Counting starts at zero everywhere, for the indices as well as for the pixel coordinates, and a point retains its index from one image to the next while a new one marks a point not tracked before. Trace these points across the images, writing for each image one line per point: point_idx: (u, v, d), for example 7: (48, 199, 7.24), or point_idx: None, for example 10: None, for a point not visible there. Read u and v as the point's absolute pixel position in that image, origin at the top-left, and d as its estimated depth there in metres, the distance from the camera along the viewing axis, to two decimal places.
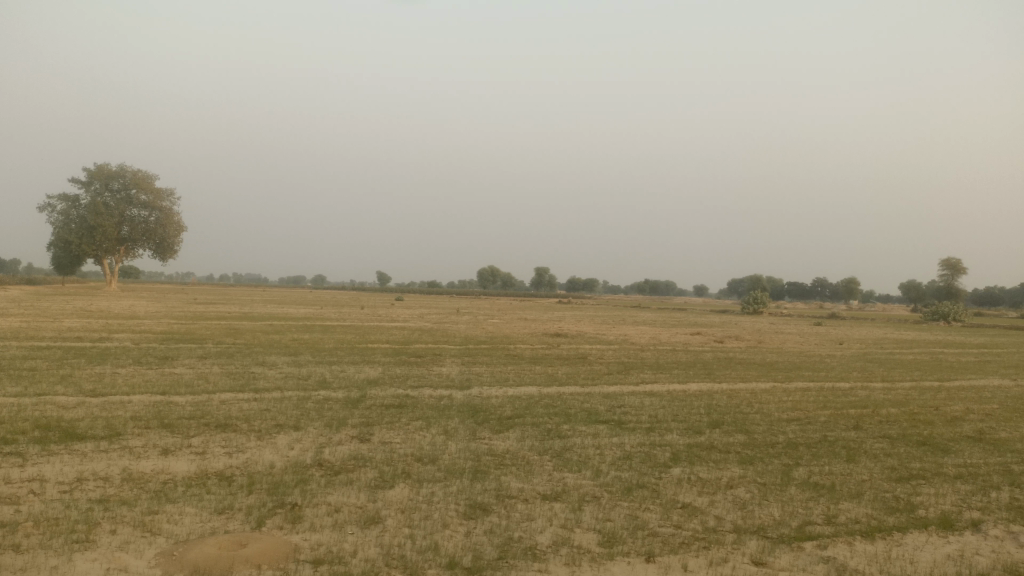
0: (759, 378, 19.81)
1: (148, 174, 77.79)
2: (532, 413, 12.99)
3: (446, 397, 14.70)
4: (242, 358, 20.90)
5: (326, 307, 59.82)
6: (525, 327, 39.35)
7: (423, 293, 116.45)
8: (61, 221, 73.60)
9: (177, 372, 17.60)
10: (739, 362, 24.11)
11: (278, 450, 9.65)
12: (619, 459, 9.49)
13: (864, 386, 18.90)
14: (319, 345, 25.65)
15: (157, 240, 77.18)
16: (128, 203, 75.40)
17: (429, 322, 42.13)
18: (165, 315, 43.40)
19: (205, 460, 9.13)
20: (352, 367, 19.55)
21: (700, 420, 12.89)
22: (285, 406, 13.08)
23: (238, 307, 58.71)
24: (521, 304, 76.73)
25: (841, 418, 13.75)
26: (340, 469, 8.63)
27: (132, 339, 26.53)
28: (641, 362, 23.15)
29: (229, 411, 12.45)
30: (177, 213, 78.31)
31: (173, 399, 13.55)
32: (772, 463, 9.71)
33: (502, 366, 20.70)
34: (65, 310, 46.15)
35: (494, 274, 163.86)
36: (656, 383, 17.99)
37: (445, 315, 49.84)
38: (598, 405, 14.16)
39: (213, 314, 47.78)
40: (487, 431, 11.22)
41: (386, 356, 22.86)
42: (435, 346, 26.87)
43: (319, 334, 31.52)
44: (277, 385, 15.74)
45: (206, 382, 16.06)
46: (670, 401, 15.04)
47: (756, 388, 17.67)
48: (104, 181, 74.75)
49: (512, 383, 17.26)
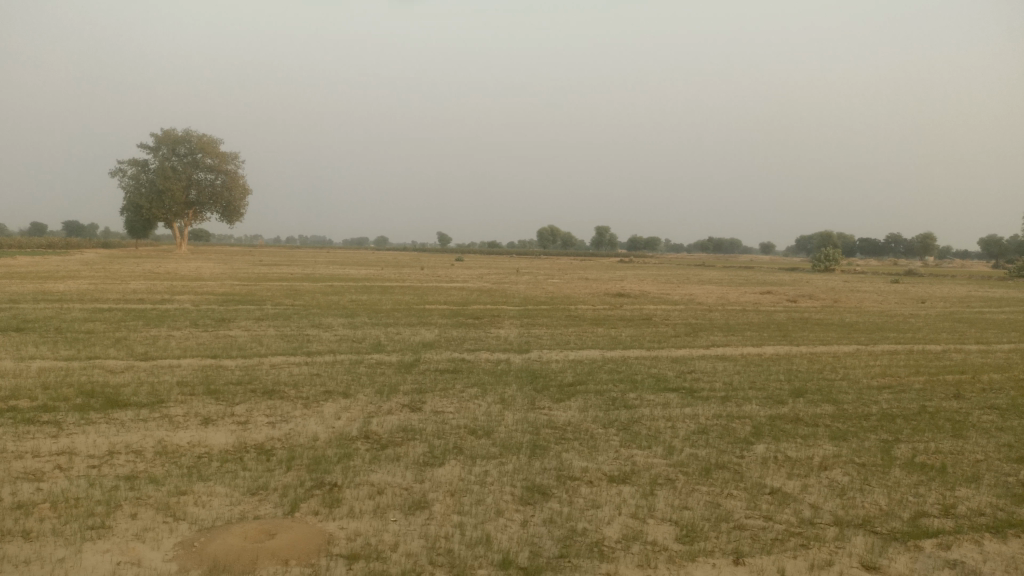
0: (839, 340, 18.44)
1: (213, 138, 78.74)
2: (595, 379, 12.13)
3: (504, 361, 13.94)
4: (298, 320, 20.56)
5: (388, 268, 59.66)
6: (586, 287, 38.31)
7: (485, 253, 116.02)
8: (132, 186, 75.33)
9: (231, 334, 17.29)
10: (815, 323, 22.65)
11: (323, 419, 9.02)
12: (694, 435, 8.55)
13: (958, 350, 17.37)
14: (376, 307, 25.20)
15: (224, 203, 78.53)
16: (195, 167, 76.61)
17: (488, 282, 41.50)
18: (228, 278, 43.87)
19: (245, 430, 8.56)
20: (408, 329, 18.95)
21: (779, 388, 11.80)
22: (336, 371, 12.51)
23: (301, 268, 59.18)
24: (582, 263, 75.53)
25: (938, 385, 12.48)
26: (386, 443, 7.93)
27: (193, 300, 26.61)
28: (710, 323, 21.95)
29: (277, 375, 11.94)
30: (242, 176, 79.27)
31: (223, 362, 13.15)
32: (870, 440, 8.61)
33: (563, 327, 19.83)
34: (136, 273, 47.05)
35: (555, 234, 162.85)
36: (728, 346, 16.84)
37: (505, 275, 49.15)
38: (666, 371, 13.18)
39: (276, 275, 48.16)
40: (547, 400, 10.39)
41: (444, 317, 22.27)
42: (494, 307, 26.18)
43: (379, 295, 31.18)
44: (330, 348, 15.23)
45: (259, 344, 15.66)
46: (745, 366, 13.95)
47: (838, 352, 16.37)
48: (172, 146, 76.07)
49: (573, 345, 16.38)
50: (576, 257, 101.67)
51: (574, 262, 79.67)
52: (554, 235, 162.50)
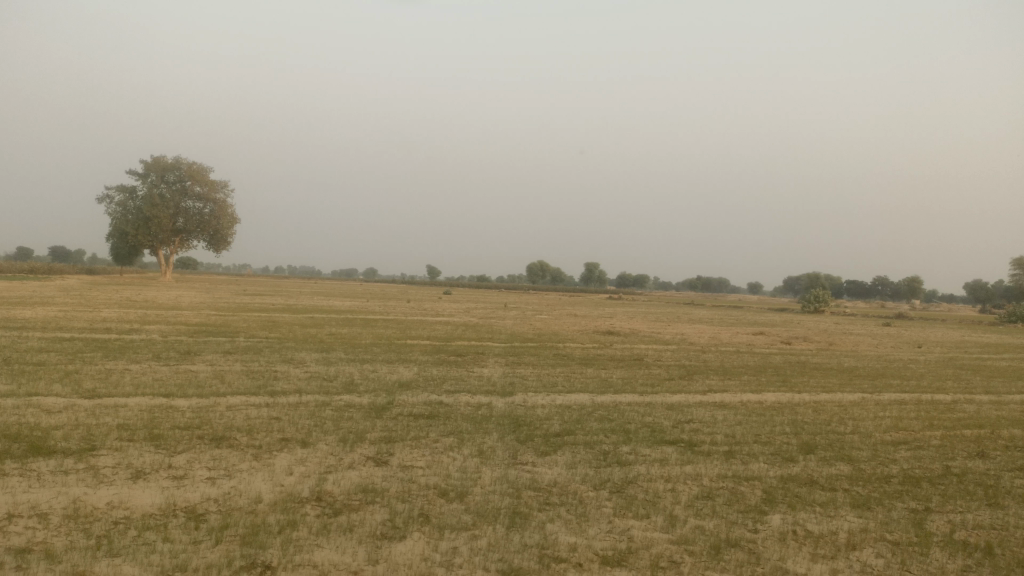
0: (842, 388, 17.35)
1: (202, 166, 77.83)
2: (585, 428, 11.01)
3: (485, 405, 12.79)
4: (269, 354, 19.33)
5: (374, 300, 58.20)
6: (576, 324, 37.18)
7: (473, 286, 114.95)
8: (117, 212, 74.05)
9: (193, 370, 16.05)
10: (815, 368, 21.58)
11: (271, 475, 7.86)
12: (697, 501, 7.44)
13: (969, 400, 16.31)
14: (355, 341, 23.97)
15: (211, 232, 77.27)
16: (183, 195, 75.53)
17: (475, 317, 40.35)
18: (206, 307, 42.37)
19: (179, 487, 7.40)
20: (386, 367, 17.74)
21: (787, 443, 10.70)
22: (298, 414, 11.32)
23: (285, 299, 57.77)
24: (571, 300, 74.44)
25: (959, 441, 11.40)
26: (340, 508, 6.78)
27: (162, 331, 25.29)
28: (705, 365, 20.85)
29: (232, 419, 10.76)
30: (230, 204, 78.23)
31: (175, 402, 11.92)
32: (898, 509, 7.53)
33: (551, 368, 18.67)
34: (112, 300, 45.53)
35: (544, 269, 162.27)
36: (726, 392, 15.74)
37: (493, 310, 48.06)
38: (662, 420, 12.06)
39: (256, 305, 46.80)
40: (530, 453, 9.26)
41: (425, 354, 21.08)
42: (480, 344, 25.01)
43: (360, 328, 29.96)
44: (297, 387, 14.02)
45: (220, 382, 14.44)
46: (747, 416, 12.84)
47: (843, 400, 15.30)
48: (160, 173, 75.08)
49: (561, 388, 15.23)
50: (565, 294, 100.58)
51: (563, 298, 78.77)
52: (543, 271, 162.13)
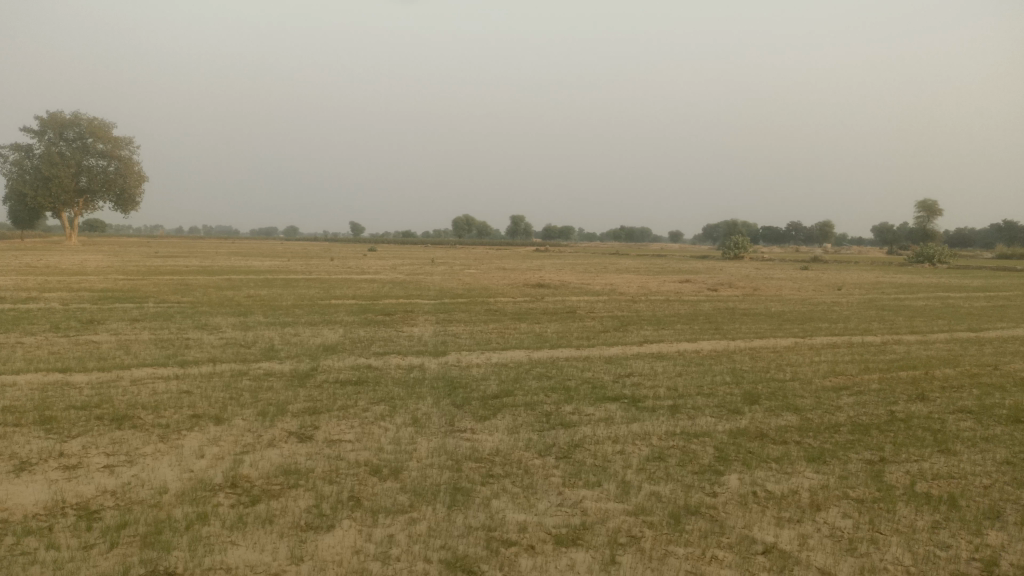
0: (775, 333, 17.33)
1: (104, 122, 73.17)
2: (524, 388, 10.47)
3: (417, 367, 12.07)
4: (182, 320, 18.06)
5: (296, 259, 56.24)
6: (505, 278, 36.66)
7: (399, 242, 112.86)
8: (12, 172, 68.99)
9: (95, 340, 14.74)
10: (745, 314, 21.63)
11: (180, 460, 7.00)
12: (649, 464, 6.96)
13: (897, 341, 16.52)
14: (275, 303, 22.78)
15: (118, 192, 73.04)
16: (85, 153, 70.94)
17: (402, 273, 39.34)
18: (114, 271, 39.95)
19: (71, 479, 6.47)
20: (309, 329, 16.76)
21: (730, 394, 10.41)
22: (212, 386, 10.39)
23: (201, 260, 55.22)
24: (498, 253, 73.85)
25: (896, 384, 11.37)
26: (260, 496, 6.02)
27: (63, 298, 23.44)
28: (638, 315, 20.62)
29: (136, 395, 9.74)
30: (137, 162, 73.99)
31: (71, 378, 10.76)
32: (853, 462, 7.24)
33: (483, 324, 18.06)
34: (9, 267, 42.38)
35: (469, 223, 161.10)
36: (662, 342, 15.46)
37: (420, 265, 47.05)
38: (602, 375, 11.62)
39: (170, 268, 44.42)
40: (468, 419, 8.65)
41: (351, 314, 20.14)
42: (408, 301, 24.16)
43: (282, 289, 28.61)
44: (212, 356, 12.98)
45: (125, 353, 13.25)
46: (686, 366, 12.54)
47: (778, 346, 15.23)
48: (58, 130, 70.30)
49: (496, 345, 14.64)
50: (493, 247, 99.95)
51: (491, 252, 78.16)
52: (469, 225, 160.88)
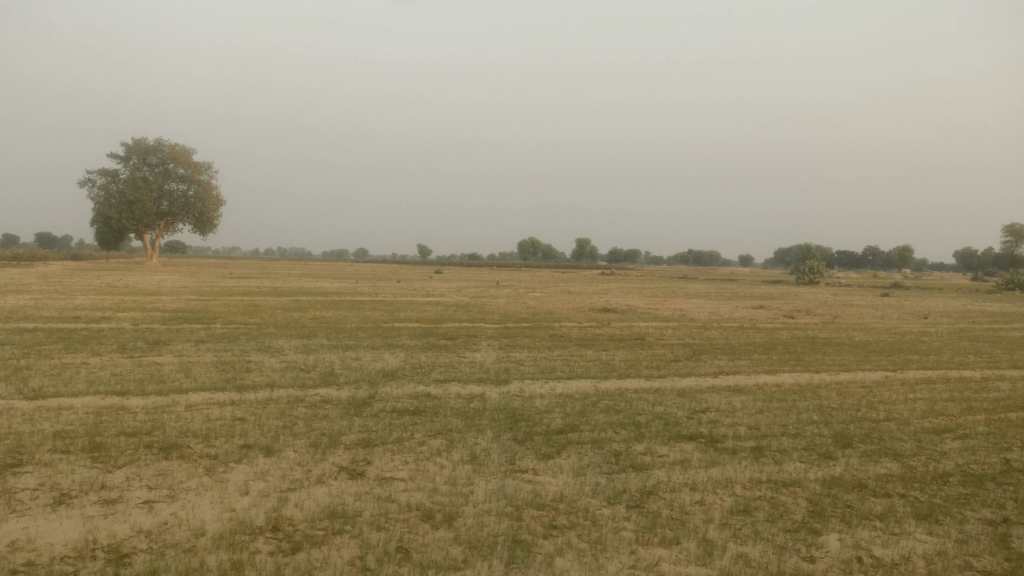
0: (861, 366, 16.10)
1: (185, 147, 75.87)
2: (590, 422, 9.77)
3: (478, 397, 11.48)
4: (244, 342, 17.95)
5: (363, 281, 56.90)
6: (570, 302, 35.91)
7: (465, 265, 113.11)
8: (99, 195, 72.00)
9: (158, 362, 14.66)
10: (826, 344, 20.34)
11: (223, 498, 6.56)
12: (733, 518, 6.18)
13: (1000, 376, 15.12)
14: (338, 326, 22.61)
15: (197, 215, 75.32)
16: (167, 177, 73.57)
17: (467, 296, 39.04)
18: (187, 292, 40.85)
19: (108, 516, 6.09)
20: (370, 354, 16.39)
21: (818, 435, 9.46)
22: (266, 413, 10.02)
23: (271, 281, 56.30)
24: (563, 277, 73.08)
25: (1007, 427, 10.20)
26: (303, 544, 5.51)
27: (135, 318, 23.79)
28: (711, 344, 19.59)
29: (189, 422, 9.42)
30: (215, 186, 76.34)
31: (128, 402, 10.55)
32: (971, 522, 6.30)
33: (548, 351, 17.39)
34: (91, 286, 43.80)
35: (535, 246, 161.10)
36: (738, 374, 14.49)
37: (484, 288, 46.70)
38: (675, 409, 10.81)
39: (241, 288, 45.23)
40: (531, 458, 8.00)
41: (414, 338, 19.75)
42: (472, 325, 23.69)
43: (347, 311, 28.55)
44: (270, 380, 12.69)
45: (185, 376, 13.08)
46: (768, 402, 11.58)
47: (866, 381, 14.07)
48: (143, 155, 73.04)
49: (560, 374, 13.93)
50: (558, 270, 99.23)
51: (557, 275, 77.51)
52: (535, 248, 160.74)
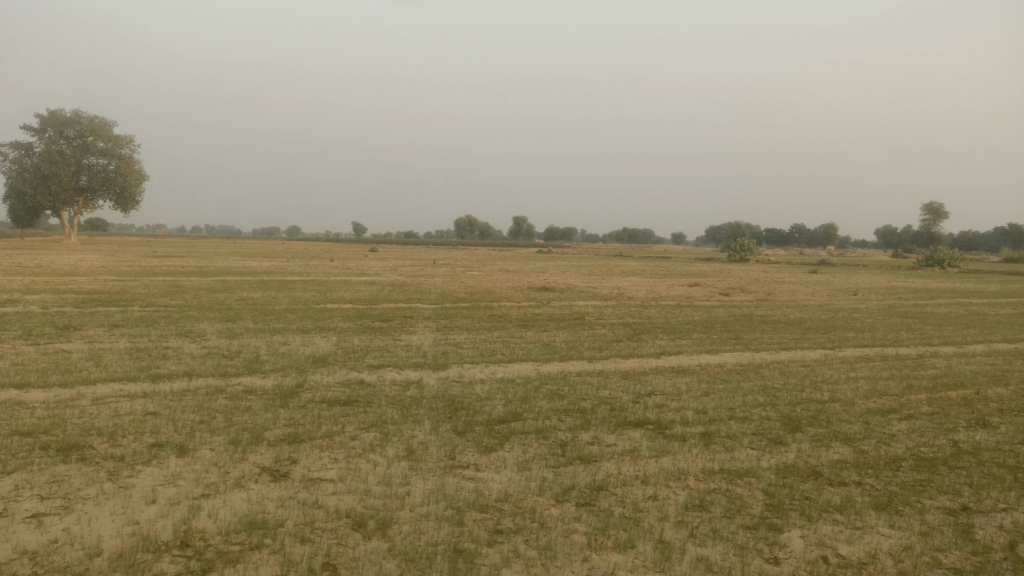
0: (800, 344, 16.09)
1: (104, 120, 72.03)
2: (533, 410, 9.30)
3: (414, 383, 10.87)
4: (164, 327, 16.83)
5: (295, 260, 55.19)
6: (508, 281, 35.40)
7: (400, 243, 111.46)
8: (10, 170, 67.84)
9: (66, 349, 13.53)
10: (764, 322, 20.38)
11: (126, 509, 5.83)
12: (689, 515, 5.79)
13: (934, 353, 15.28)
14: (267, 307, 21.55)
15: (118, 191, 71.80)
16: (85, 151, 69.80)
17: (402, 275, 38.11)
18: (105, 272, 38.71)
19: None
20: (300, 338, 15.55)
21: (767, 419, 9.21)
22: (182, 407, 9.22)
23: (198, 261, 54.05)
24: (500, 255, 72.58)
25: (948, 407, 10.17)
26: (215, 563, 4.85)
27: (46, 301, 22.23)
28: (651, 323, 19.38)
29: (94, 418, 8.56)
30: (137, 160, 72.84)
31: (26, 396, 9.57)
32: (931, 512, 6.05)
33: (487, 332, 16.85)
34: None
35: (471, 224, 160.07)
36: (681, 354, 14.25)
37: (421, 267, 45.81)
38: (619, 393, 10.44)
39: (164, 269, 43.19)
40: (472, 452, 7.47)
41: (347, 320, 18.93)
42: (408, 305, 22.96)
43: (277, 292, 27.36)
44: (189, 368, 11.80)
45: (95, 365, 12.06)
46: (712, 383, 11.32)
47: (807, 360, 14.00)
48: (58, 128, 69.14)
49: (500, 357, 13.42)
50: (494, 248, 98.65)
51: (494, 253, 77.01)
52: (471, 226, 159.64)
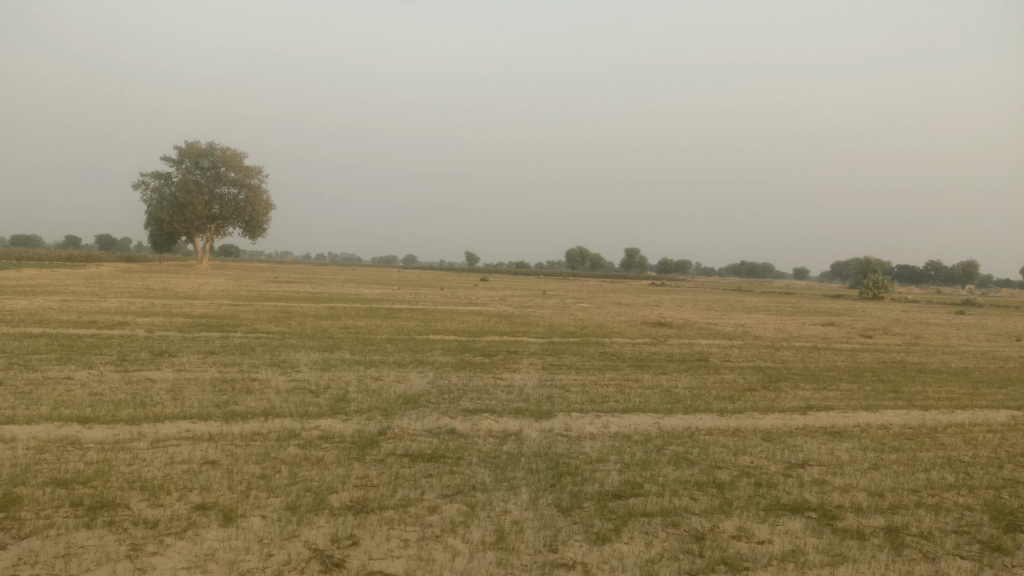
0: (976, 401, 13.41)
1: (236, 151, 75.20)
2: (656, 481, 7.49)
3: (513, 436, 9.27)
4: (258, 355, 16.03)
5: (405, 288, 55.55)
6: (621, 315, 33.38)
7: (511, 273, 111.26)
8: (152, 198, 71.84)
9: (150, 378, 12.77)
10: (921, 372, 17.55)
11: None
12: None
13: None
14: (368, 337, 20.58)
15: (247, 218, 74.75)
16: (218, 181, 73.05)
17: (511, 306, 36.84)
18: (223, 297, 39.46)
19: None
20: (395, 373, 14.26)
21: (967, 510, 7.03)
22: (245, 455, 7.99)
23: (314, 287, 54.90)
24: (612, 287, 70.48)
25: None
26: None
27: (155, 325, 22.14)
28: (786, 368, 16.99)
29: (144, 468, 7.42)
30: (264, 190, 75.67)
31: (84, 435, 8.60)
32: None
33: (598, 373, 15.03)
34: (129, 289, 43.18)
35: (583, 255, 158.58)
36: (831, 410, 11.98)
37: (531, 298, 44.48)
38: (763, 462, 8.44)
39: (279, 294, 43.80)
40: (580, 543, 5.77)
41: (447, 354, 17.59)
42: (515, 339, 21.45)
43: (382, 321, 26.56)
44: (268, 406, 10.66)
45: (172, 398, 11.12)
46: (880, 453, 9.11)
47: (992, 423, 11.41)
48: (195, 159, 72.72)
49: (613, 405, 11.63)
50: (607, 280, 96.30)
51: (607, 285, 74.99)
52: (583, 256, 158.39)
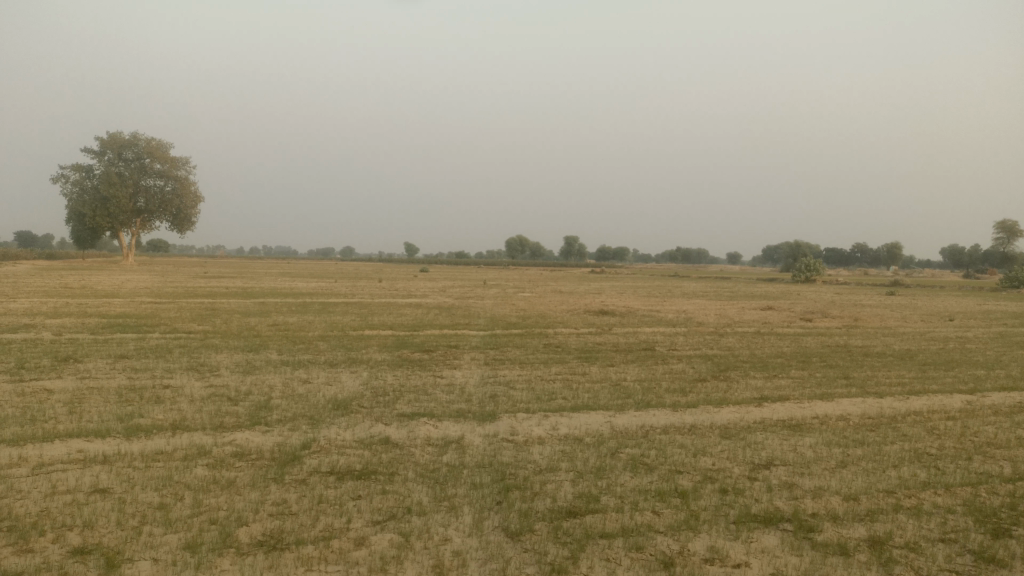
0: (928, 386, 13.10)
1: (162, 142, 71.97)
2: (614, 493, 6.71)
3: (454, 444, 8.38)
4: (175, 359, 14.71)
5: (342, 280, 53.99)
6: (563, 304, 32.71)
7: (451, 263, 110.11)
8: (71, 192, 68.20)
9: (46, 388, 11.43)
10: (868, 356, 17.32)
11: None
12: None
13: None
14: (298, 334, 19.37)
15: (175, 212, 71.65)
16: (143, 173, 69.79)
17: (451, 297, 35.94)
18: (145, 294, 37.28)
19: None
20: (325, 374, 13.19)
21: (950, 513, 6.46)
22: (144, 481, 6.90)
23: (247, 281, 52.88)
24: (554, 275, 70.06)
25: None
26: None
27: (64, 326, 20.41)
28: (734, 356, 16.53)
29: (17, 502, 6.27)
30: (193, 182, 72.64)
31: None
32: None
33: (543, 368, 14.24)
34: (43, 287, 40.51)
35: (523, 244, 158.43)
36: (786, 400, 11.45)
37: (471, 288, 43.53)
38: (726, 464, 7.75)
39: (208, 289, 41.77)
40: None
41: (383, 351, 16.56)
42: (455, 332, 20.53)
43: (315, 316, 25.26)
44: (179, 417, 9.52)
45: (67, 412, 9.85)
46: (846, 449, 8.54)
47: (950, 410, 11.04)
48: (118, 150, 69.27)
49: (561, 403, 10.85)
50: (546, 268, 95.96)
51: (547, 273, 74.65)
52: (522, 245, 158.19)
